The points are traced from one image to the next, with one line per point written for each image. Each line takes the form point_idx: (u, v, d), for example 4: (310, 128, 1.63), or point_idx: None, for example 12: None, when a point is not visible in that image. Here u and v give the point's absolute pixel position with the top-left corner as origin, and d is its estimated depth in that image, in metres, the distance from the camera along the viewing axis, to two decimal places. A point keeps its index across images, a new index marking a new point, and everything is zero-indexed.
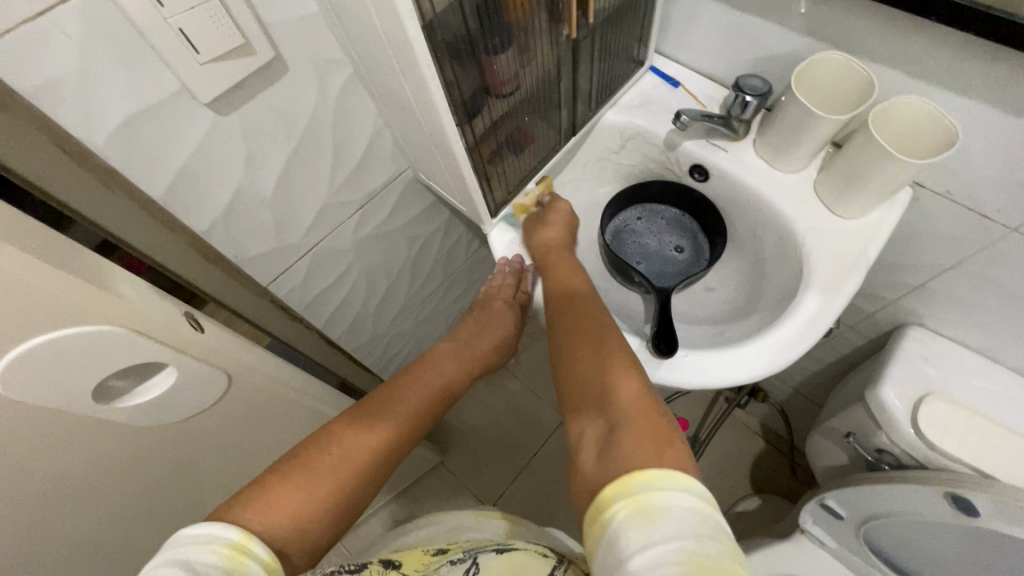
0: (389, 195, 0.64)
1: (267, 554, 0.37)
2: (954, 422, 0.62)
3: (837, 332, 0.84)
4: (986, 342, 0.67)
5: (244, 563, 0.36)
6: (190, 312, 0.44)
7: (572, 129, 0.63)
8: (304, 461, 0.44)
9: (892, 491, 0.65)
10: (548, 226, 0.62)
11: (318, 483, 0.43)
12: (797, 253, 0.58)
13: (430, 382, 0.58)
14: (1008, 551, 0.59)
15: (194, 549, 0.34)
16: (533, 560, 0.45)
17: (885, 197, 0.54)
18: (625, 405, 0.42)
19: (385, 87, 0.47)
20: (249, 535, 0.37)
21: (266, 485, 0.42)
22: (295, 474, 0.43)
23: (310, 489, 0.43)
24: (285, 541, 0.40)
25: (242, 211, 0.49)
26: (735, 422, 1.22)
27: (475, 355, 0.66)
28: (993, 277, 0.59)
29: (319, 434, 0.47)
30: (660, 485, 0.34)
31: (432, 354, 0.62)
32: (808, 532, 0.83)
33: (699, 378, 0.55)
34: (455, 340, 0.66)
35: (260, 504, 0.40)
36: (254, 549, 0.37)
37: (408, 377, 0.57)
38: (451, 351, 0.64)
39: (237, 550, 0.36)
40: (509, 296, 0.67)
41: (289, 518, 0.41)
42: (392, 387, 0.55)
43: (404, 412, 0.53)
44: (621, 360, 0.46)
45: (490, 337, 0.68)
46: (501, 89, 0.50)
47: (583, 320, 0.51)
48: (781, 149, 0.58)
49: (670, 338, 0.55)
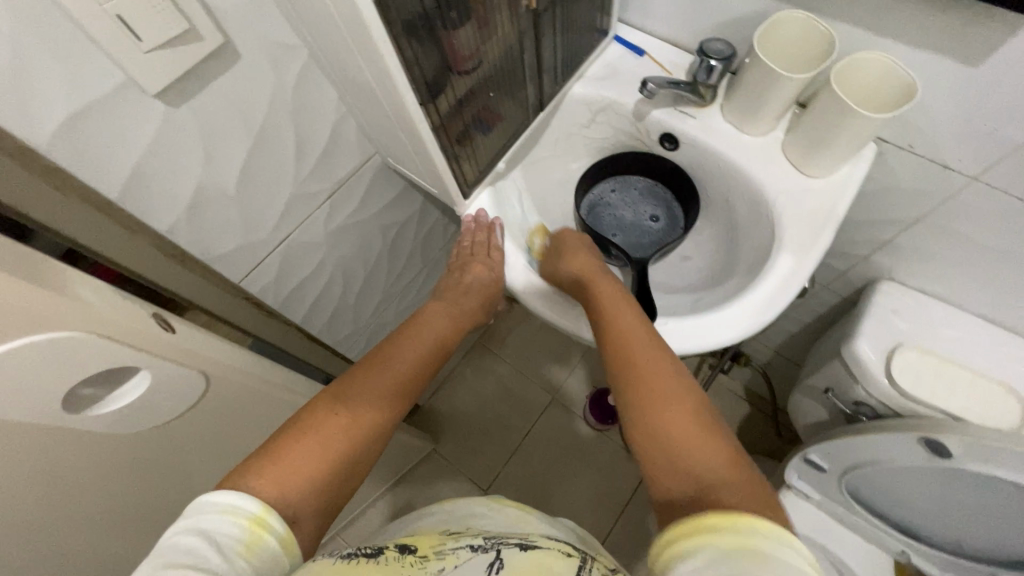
0: (359, 182, 0.63)
1: (284, 530, 0.37)
2: (926, 369, 0.64)
3: (812, 292, 0.85)
4: (952, 291, 0.69)
5: (263, 537, 0.35)
6: (160, 316, 0.43)
7: (539, 105, 0.62)
8: (308, 427, 0.43)
9: (872, 440, 0.67)
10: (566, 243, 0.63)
11: (327, 450, 0.42)
12: (769, 215, 0.59)
13: (423, 340, 0.56)
14: (981, 487, 0.62)
15: (216, 518, 0.35)
16: (559, 559, 0.41)
17: (850, 153, 0.55)
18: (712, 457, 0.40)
19: (343, 70, 0.46)
20: (268, 508, 0.36)
21: (273, 451, 0.41)
22: (301, 437, 0.42)
23: (319, 456, 0.41)
24: (297, 507, 0.39)
25: (205, 208, 0.48)
26: (719, 388, 1.25)
27: (464, 313, 0.64)
28: (958, 228, 0.61)
29: (316, 399, 0.46)
30: (773, 536, 0.33)
31: (420, 314, 0.61)
32: (794, 487, 0.86)
33: (676, 345, 0.55)
34: (443, 300, 0.64)
35: (270, 466, 0.39)
36: (275, 523, 0.36)
37: (399, 335, 0.56)
38: (437, 309, 0.62)
39: (257, 523, 0.36)
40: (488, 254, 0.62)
41: (304, 482, 0.40)
42: (384, 344, 0.54)
43: (403, 371, 0.52)
44: (695, 409, 0.44)
45: (476, 299, 0.65)
46: (463, 65, 0.49)
47: (643, 349, 0.49)
48: (748, 113, 0.58)
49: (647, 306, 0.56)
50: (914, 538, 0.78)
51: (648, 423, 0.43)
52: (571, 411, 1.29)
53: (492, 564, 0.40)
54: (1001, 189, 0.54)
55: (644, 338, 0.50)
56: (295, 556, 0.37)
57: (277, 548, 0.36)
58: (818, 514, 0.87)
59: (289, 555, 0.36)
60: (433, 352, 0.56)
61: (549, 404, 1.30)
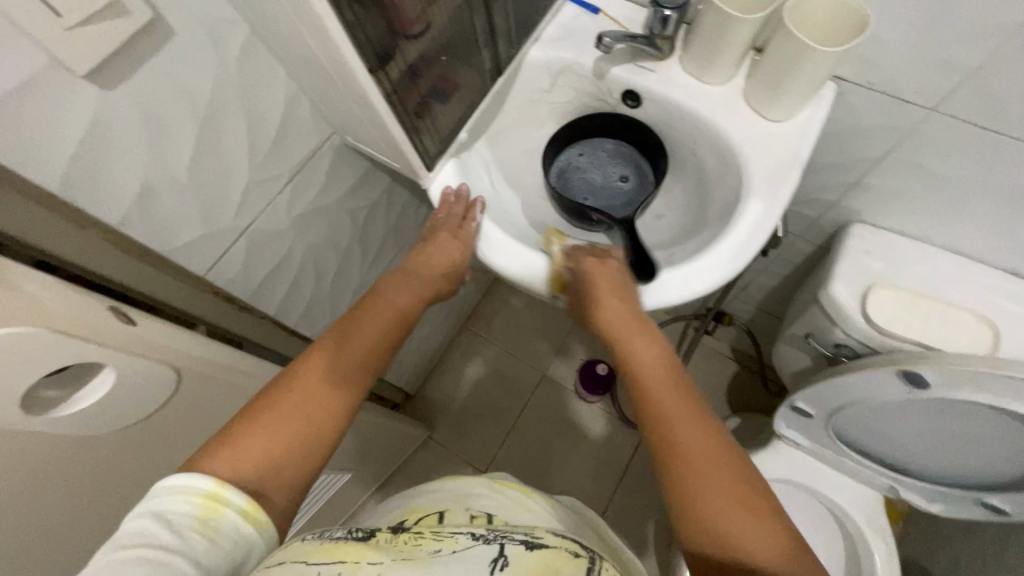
0: (319, 165, 0.61)
1: (242, 501, 0.37)
2: (900, 305, 0.65)
3: (788, 243, 0.86)
4: (921, 227, 0.70)
5: (220, 511, 0.36)
6: (120, 308, 0.42)
7: (496, 70, 0.61)
8: (266, 407, 0.43)
9: (854, 380, 0.68)
10: (597, 262, 0.57)
11: (284, 430, 0.42)
12: (735, 163, 0.59)
13: (384, 312, 0.55)
14: (963, 412, 0.63)
15: (168, 499, 0.36)
16: (566, 562, 0.39)
17: (809, 93, 0.55)
18: (756, 535, 0.39)
19: (287, 43, 0.44)
20: (223, 483, 0.37)
21: (233, 432, 0.41)
22: (257, 420, 0.42)
23: (278, 435, 0.41)
24: (259, 481, 0.39)
25: (158, 198, 0.46)
26: (706, 349, 1.27)
27: (428, 281, 0.61)
28: (922, 161, 0.62)
29: (276, 376, 0.45)
30: None
31: (376, 287, 0.59)
32: (784, 437, 0.87)
33: (675, 297, 0.56)
34: (403, 268, 0.61)
35: (229, 447, 0.40)
36: (230, 496, 0.37)
37: (360, 307, 0.55)
38: (399, 279, 0.60)
39: (210, 498, 0.36)
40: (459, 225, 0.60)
41: (263, 458, 0.40)
42: (345, 318, 0.53)
43: (365, 343, 0.51)
44: (736, 477, 0.42)
45: (440, 267, 0.62)
46: (411, 29, 0.47)
47: (674, 402, 0.47)
48: (706, 62, 0.58)
49: (650, 266, 0.57)
50: (902, 472, 0.80)
51: (686, 489, 0.42)
52: (562, 386, 1.29)
53: (495, 562, 0.38)
54: (959, 116, 0.55)
55: (674, 394, 0.48)
56: (262, 524, 0.38)
57: (236, 519, 0.37)
58: (809, 460, 0.88)
59: (251, 524, 0.37)
60: (393, 324, 0.55)
61: (540, 382, 1.30)
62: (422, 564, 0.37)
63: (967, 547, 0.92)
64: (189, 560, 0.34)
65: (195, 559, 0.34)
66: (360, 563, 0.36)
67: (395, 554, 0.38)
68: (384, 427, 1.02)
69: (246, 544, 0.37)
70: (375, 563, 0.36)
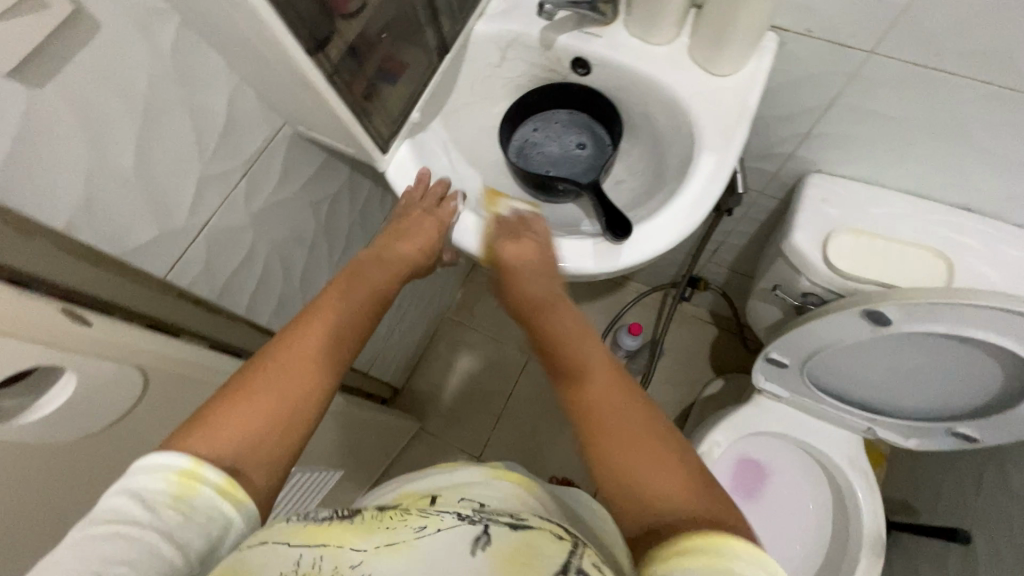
0: (274, 157, 0.61)
1: (219, 479, 0.37)
2: (859, 247, 0.67)
3: (751, 201, 0.87)
4: (873, 171, 0.72)
5: (194, 487, 0.36)
6: (72, 309, 0.41)
7: (443, 48, 0.61)
8: (241, 389, 0.42)
9: (822, 325, 0.69)
10: (516, 241, 0.57)
11: (254, 410, 0.41)
12: (687, 121, 0.60)
13: (361, 291, 0.53)
14: (928, 342, 0.66)
15: (145, 478, 0.36)
16: (547, 542, 0.36)
17: (751, 45, 0.56)
18: (666, 485, 0.38)
19: (220, 30, 0.43)
20: (199, 461, 0.37)
21: (207, 414, 0.40)
22: (229, 403, 0.41)
23: (249, 414, 0.41)
24: (237, 460, 0.39)
25: (105, 199, 0.45)
26: (685, 316, 1.29)
27: (403, 258, 0.59)
28: (867, 104, 0.63)
29: (252, 358, 0.45)
30: (747, 563, 0.32)
31: (351, 264, 0.57)
32: (764, 390, 0.89)
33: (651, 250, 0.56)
34: (376, 246, 0.59)
35: (204, 429, 0.39)
36: (206, 474, 0.37)
37: (336, 285, 0.53)
38: (375, 255, 0.58)
39: (187, 476, 0.36)
40: (436, 204, 0.61)
41: (239, 439, 0.40)
42: (321, 296, 0.52)
43: (341, 323, 0.50)
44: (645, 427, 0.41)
45: (417, 243, 0.59)
46: (346, 7, 0.47)
47: (582, 359, 0.46)
48: (649, 23, 0.58)
49: (622, 219, 0.56)
50: (877, 412, 0.83)
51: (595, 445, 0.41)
52: None
53: (478, 540, 0.36)
54: (898, 56, 0.56)
55: (588, 355, 0.46)
56: (243, 504, 0.38)
57: (212, 496, 0.36)
58: (789, 410, 0.91)
59: (229, 502, 0.37)
60: (371, 303, 0.54)
61: (526, 362, 1.31)
62: (405, 546, 0.36)
63: (946, 479, 0.96)
64: (161, 537, 0.34)
65: (167, 535, 0.34)
66: (342, 547, 0.35)
67: (380, 536, 0.37)
68: (374, 422, 1.02)
69: (224, 521, 0.37)
70: (358, 548, 0.35)
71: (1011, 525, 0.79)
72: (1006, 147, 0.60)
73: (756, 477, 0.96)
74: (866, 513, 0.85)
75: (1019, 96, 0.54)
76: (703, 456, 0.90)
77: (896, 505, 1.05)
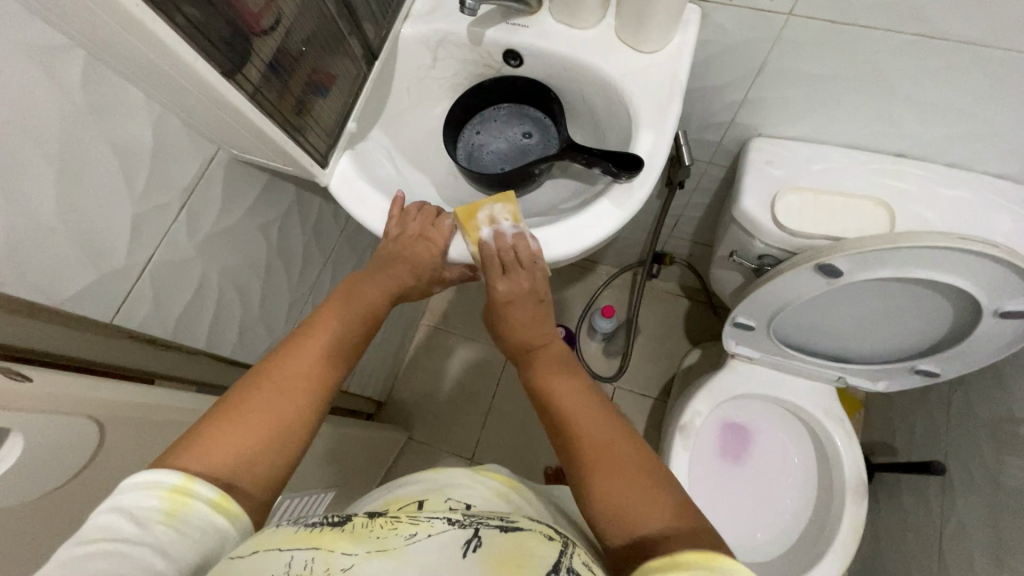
0: (212, 185, 0.59)
1: (213, 493, 0.37)
2: (805, 204, 0.69)
3: (700, 171, 0.89)
4: (809, 128, 0.74)
5: (188, 503, 0.36)
6: (8, 368, 0.40)
7: (371, 55, 0.60)
8: (233, 408, 0.42)
9: (780, 283, 0.71)
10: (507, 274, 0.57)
11: (251, 427, 0.41)
12: (622, 100, 0.61)
13: (356, 309, 0.54)
14: (879, 287, 0.68)
15: (136, 495, 0.35)
16: (536, 541, 0.35)
17: (673, 19, 0.56)
18: (656, 511, 0.39)
19: (130, 62, 0.42)
20: (191, 477, 0.37)
21: (200, 430, 0.40)
22: (225, 419, 0.41)
23: (247, 429, 0.41)
24: (232, 474, 0.39)
25: (29, 251, 0.43)
26: (656, 292, 1.31)
27: (397, 276, 0.58)
28: (793, 65, 0.65)
29: (248, 374, 0.45)
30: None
31: (346, 285, 0.57)
32: (737, 354, 0.91)
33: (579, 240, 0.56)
34: (372, 264, 0.60)
35: (200, 443, 0.39)
36: (200, 489, 0.37)
37: (329, 306, 0.53)
38: (369, 275, 0.59)
39: (180, 492, 0.36)
40: (433, 220, 0.59)
41: (234, 454, 0.40)
42: (316, 316, 0.52)
43: (337, 342, 0.50)
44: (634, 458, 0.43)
45: (411, 269, 0.58)
46: (259, 24, 0.45)
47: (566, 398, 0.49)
48: (573, 7, 0.59)
49: (632, 155, 0.55)
50: (845, 361, 0.85)
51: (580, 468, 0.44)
52: None
53: (469, 543, 0.34)
54: (816, 16, 0.58)
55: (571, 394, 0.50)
56: (236, 518, 0.37)
57: (206, 511, 0.36)
58: (762, 370, 0.93)
59: (223, 517, 0.36)
60: (362, 323, 0.54)
61: (507, 359, 1.32)
62: (397, 552, 0.33)
63: (918, 416, 0.99)
64: (154, 551, 0.33)
65: (160, 550, 0.33)
66: (333, 551, 0.33)
67: (371, 540, 0.34)
68: (361, 438, 1.01)
69: (219, 536, 0.36)
70: (349, 552, 0.33)
71: (980, 451, 0.83)
72: (927, 91, 0.62)
73: (740, 439, 0.98)
74: (846, 458, 0.87)
75: (931, 42, 0.56)
76: (687, 426, 0.91)
77: (876, 447, 1.09)
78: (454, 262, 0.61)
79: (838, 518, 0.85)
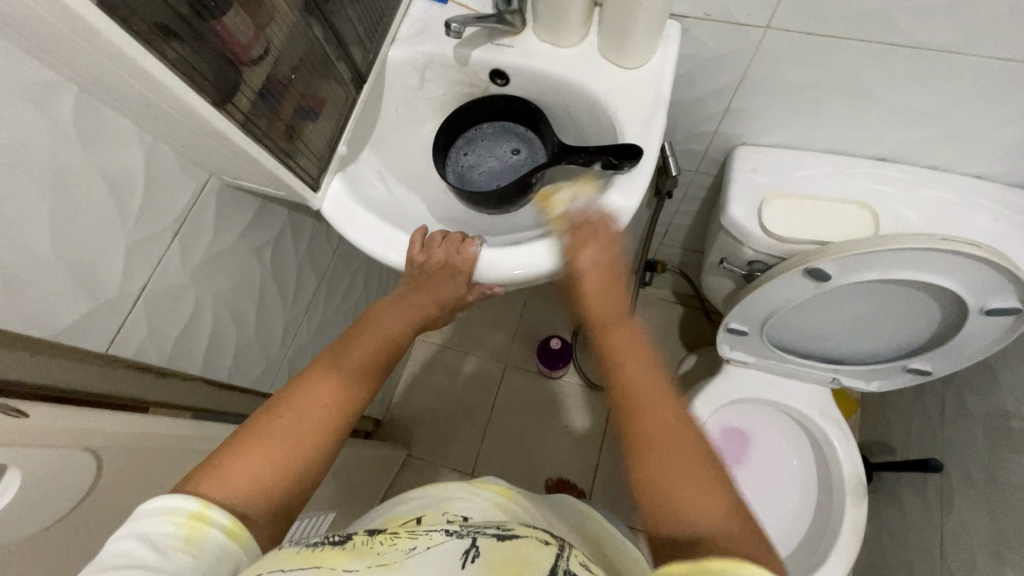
0: (205, 212, 0.60)
1: (228, 521, 0.37)
2: (791, 210, 0.70)
3: (688, 180, 0.90)
4: (791, 135, 0.75)
5: (203, 530, 0.36)
6: (5, 404, 0.39)
7: (359, 78, 0.61)
8: (256, 435, 0.42)
9: (769, 289, 0.72)
10: (587, 243, 0.56)
11: (271, 456, 0.41)
12: (607, 115, 0.62)
13: (373, 338, 0.54)
14: (866, 289, 0.69)
15: (152, 521, 0.36)
16: (534, 549, 0.35)
17: (654, 37, 0.58)
18: (706, 514, 0.38)
19: (122, 96, 0.42)
20: (206, 502, 0.37)
21: (219, 458, 0.40)
22: (246, 447, 0.41)
23: (264, 460, 0.41)
24: (246, 503, 0.39)
25: (23, 285, 0.43)
26: (650, 299, 1.32)
27: (414, 305, 0.59)
28: (772, 76, 0.67)
29: (270, 401, 0.45)
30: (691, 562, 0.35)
31: (367, 313, 0.57)
32: (732, 359, 0.92)
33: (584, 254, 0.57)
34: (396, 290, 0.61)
35: (220, 470, 0.39)
36: (215, 515, 0.36)
37: (347, 335, 0.53)
38: (392, 300, 0.59)
39: (196, 518, 0.36)
40: (457, 247, 0.58)
41: (253, 483, 0.40)
42: (336, 343, 0.52)
43: (357, 369, 0.50)
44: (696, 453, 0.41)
45: (434, 296, 0.59)
46: (248, 54, 0.46)
47: (634, 366, 0.48)
48: (556, 27, 0.60)
49: (631, 145, 0.56)
50: (838, 362, 0.86)
51: (643, 439, 0.43)
52: (526, 370, 1.32)
53: (466, 554, 0.34)
54: (792, 29, 0.60)
55: (640, 365, 0.48)
56: (248, 545, 0.37)
57: (221, 538, 0.36)
58: (757, 374, 0.94)
59: (236, 543, 0.36)
60: (380, 352, 0.53)
61: (505, 372, 1.32)
62: (398, 565, 0.33)
63: (913, 413, 1.00)
64: None
65: None
66: (335, 568, 0.33)
67: (371, 556, 0.34)
68: (360, 458, 1.01)
69: (232, 562, 0.36)
70: (351, 568, 0.33)
71: (976, 447, 0.83)
72: (903, 98, 0.64)
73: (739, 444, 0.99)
74: (844, 457, 0.88)
75: (904, 50, 0.58)
76: None
77: (874, 446, 1.10)
78: (479, 283, 0.59)
79: (839, 520, 0.85)
